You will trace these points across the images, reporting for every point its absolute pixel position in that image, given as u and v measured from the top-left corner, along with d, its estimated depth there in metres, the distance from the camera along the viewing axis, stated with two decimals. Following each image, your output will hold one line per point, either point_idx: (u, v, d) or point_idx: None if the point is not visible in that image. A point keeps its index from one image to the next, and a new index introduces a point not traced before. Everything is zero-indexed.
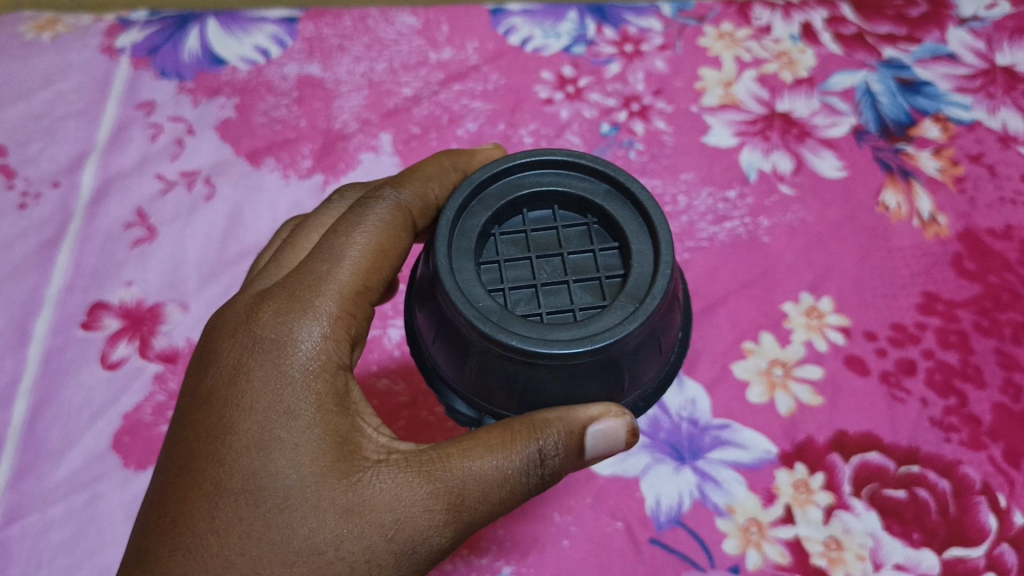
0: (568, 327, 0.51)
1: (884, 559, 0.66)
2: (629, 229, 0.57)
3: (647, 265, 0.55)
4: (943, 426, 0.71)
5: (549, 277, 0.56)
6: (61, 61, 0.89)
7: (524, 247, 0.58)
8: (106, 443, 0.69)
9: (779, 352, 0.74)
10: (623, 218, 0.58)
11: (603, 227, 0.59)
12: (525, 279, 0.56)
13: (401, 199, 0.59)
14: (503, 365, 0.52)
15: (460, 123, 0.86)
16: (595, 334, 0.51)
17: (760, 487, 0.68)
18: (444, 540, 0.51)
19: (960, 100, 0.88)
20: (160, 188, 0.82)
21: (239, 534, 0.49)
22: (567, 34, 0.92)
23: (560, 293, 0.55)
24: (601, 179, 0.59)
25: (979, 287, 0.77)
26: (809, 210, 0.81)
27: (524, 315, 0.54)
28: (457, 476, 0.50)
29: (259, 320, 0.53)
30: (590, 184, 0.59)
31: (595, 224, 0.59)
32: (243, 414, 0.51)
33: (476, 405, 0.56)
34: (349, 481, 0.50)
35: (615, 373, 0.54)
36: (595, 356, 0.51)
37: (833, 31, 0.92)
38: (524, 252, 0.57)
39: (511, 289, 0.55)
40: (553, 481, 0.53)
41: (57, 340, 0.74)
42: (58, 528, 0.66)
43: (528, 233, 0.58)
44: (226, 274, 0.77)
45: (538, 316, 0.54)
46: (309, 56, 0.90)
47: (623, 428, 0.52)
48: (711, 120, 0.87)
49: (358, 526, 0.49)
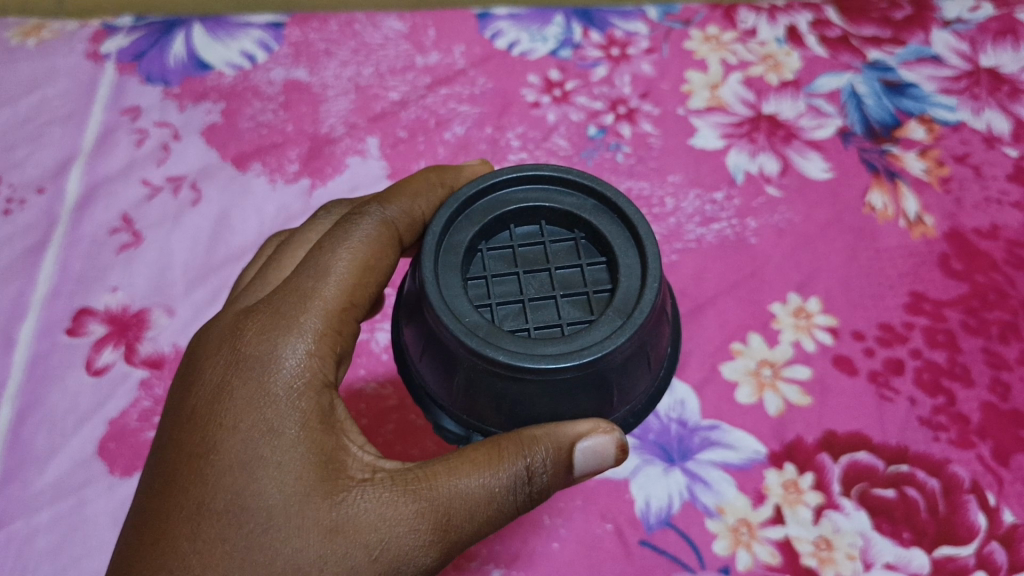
0: (556, 341, 0.51)
1: (874, 559, 0.65)
2: (616, 243, 0.57)
3: (635, 279, 0.55)
4: (931, 425, 0.71)
5: (537, 292, 0.56)
6: (46, 66, 0.89)
7: (512, 263, 0.58)
8: (92, 449, 0.69)
9: (767, 352, 0.74)
10: (610, 232, 0.58)
11: (590, 242, 0.59)
12: (513, 294, 0.56)
13: (386, 214, 0.59)
14: (491, 380, 0.52)
15: (447, 127, 0.86)
16: (583, 349, 0.51)
17: (750, 488, 0.68)
18: (430, 560, 0.50)
19: (945, 102, 0.88)
20: (146, 193, 0.82)
21: (221, 555, 0.48)
22: (553, 38, 0.93)
23: (549, 307, 0.55)
24: (587, 194, 0.59)
25: (965, 286, 0.77)
26: (796, 212, 0.81)
27: (511, 330, 0.54)
28: (443, 495, 0.50)
29: (243, 337, 0.53)
30: (577, 200, 0.59)
31: (583, 239, 0.59)
32: (226, 433, 0.50)
33: (464, 422, 0.56)
34: (333, 500, 0.50)
35: (604, 388, 0.53)
36: (583, 371, 0.51)
37: (818, 33, 0.93)
38: (511, 268, 0.57)
39: (498, 304, 0.55)
40: (541, 499, 0.52)
41: (42, 346, 0.73)
42: (43, 535, 0.65)
43: (515, 248, 0.58)
44: (213, 278, 0.77)
45: (526, 331, 0.54)
46: (295, 61, 0.90)
47: (612, 445, 0.52)
48: (698, 122, 0.87)
49: (343, 547, 0.49)
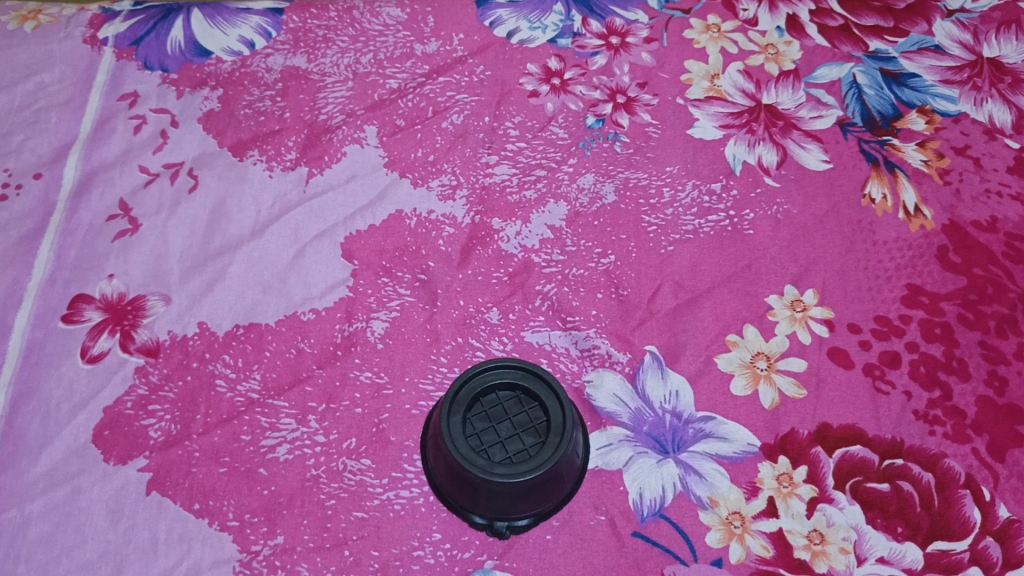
0: (507, 465, 0.61)
1: (867, 554, 0.65)
2: (537, 387, 0.65)
3: (553, 400, 0.64)
4: (927, 419, 0.70)
5: (506, 429, 0.65)
6: (44, 51, 0.89)
7: (490, 435, 0.65)
8: (86, 437, 0.69)
9: (762, 344, 0.73)
10: (533, 384, 0.66)
11: (529, 394, 0.66)
12: (490, 433, 0.65)
13: None
14: (484, 491, 0.62)
15: (445, 115, 0.86)
16: (526, 462, 0.61)
17: (743, 480, 0.68)
18: None
19: (946, 93, 0.88)
20: (143, 180, 0.81)
21: None
22: (552, 26, 0.92)
23: (518, 438, 0.64)
24: (510, 367, 0.67)
25: (963, 280, 0.77)
26: (794, 203, 0.81)
27: (493, 457, 0.63)
28: None
29: None
30: (506, 375, 0.66)
31: (527, 399, 0.66)
32: None
33: (495, 517, 0.64)
34: None
35: (560, 478, 0.63)
36: (538, 471, 0.61)
37: (819, 23, 0.93)
38: (488, 428, 0.65)
39: (484, 447, 0.64)
40: None
41: (37, 333, 0.74)
42: (37, 523, 0.66)
43: (485, 430, 0.65)
44: (210, 266, 0.77)
45: (503, 458, 0.63)
46: (294, 47, 0.90)
47: None
48: (697, 112, 0.86)
49: None
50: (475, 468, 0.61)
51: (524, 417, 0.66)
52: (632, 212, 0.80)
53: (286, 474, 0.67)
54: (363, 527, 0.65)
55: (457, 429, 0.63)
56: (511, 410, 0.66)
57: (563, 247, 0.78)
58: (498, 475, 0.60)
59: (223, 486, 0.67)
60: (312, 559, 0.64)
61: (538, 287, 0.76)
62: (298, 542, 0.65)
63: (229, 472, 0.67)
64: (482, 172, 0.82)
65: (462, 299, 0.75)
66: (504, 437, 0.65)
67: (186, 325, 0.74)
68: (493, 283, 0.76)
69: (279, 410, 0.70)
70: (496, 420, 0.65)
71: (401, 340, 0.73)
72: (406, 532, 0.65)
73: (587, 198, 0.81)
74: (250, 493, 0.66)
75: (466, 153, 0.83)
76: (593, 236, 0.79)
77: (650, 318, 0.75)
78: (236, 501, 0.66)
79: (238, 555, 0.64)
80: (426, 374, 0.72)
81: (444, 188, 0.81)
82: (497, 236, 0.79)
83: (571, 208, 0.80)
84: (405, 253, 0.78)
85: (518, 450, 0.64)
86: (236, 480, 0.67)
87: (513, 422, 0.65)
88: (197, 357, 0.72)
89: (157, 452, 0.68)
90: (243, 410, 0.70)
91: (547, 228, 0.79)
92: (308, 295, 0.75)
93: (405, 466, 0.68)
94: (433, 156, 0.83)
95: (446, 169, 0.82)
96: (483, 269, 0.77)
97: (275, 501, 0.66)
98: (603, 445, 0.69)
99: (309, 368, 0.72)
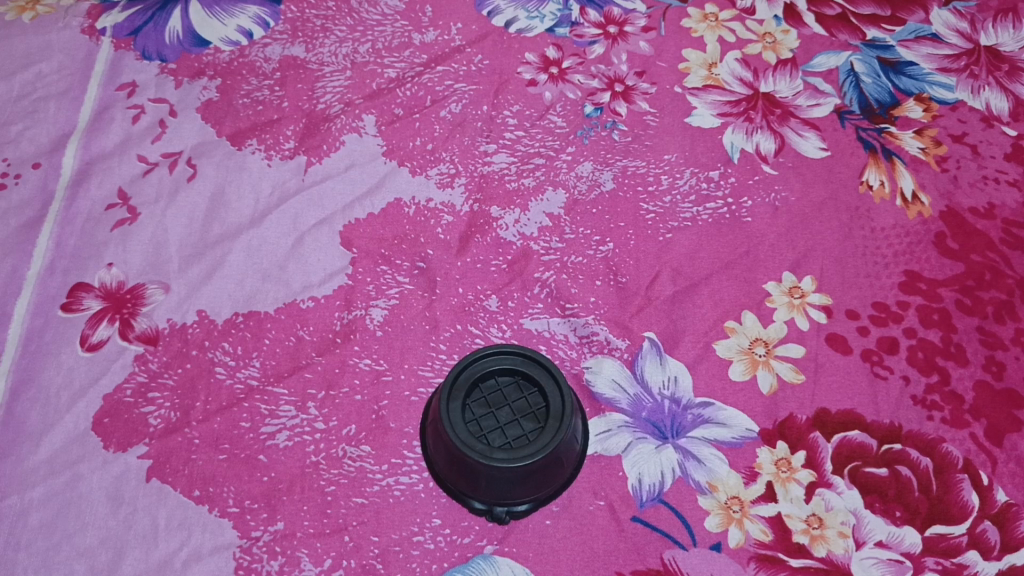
0: (507, 451, 0.61)
1: (866, 538, 0.65)
2: (537, 373, 0.65)
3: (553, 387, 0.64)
4: (925, 404, 0.71)
5: (505, 416, 0.65)
6: (41, 41, 0.89)
7: (490, 422, 0.65)
8: (86, 424, 0.69)
9: (760, 330, 0.74)
10: (533, 371, 0.66)
11: (528, 380, 0.67)
12: (490, 421, 0.65)
13: None
14: (484, 476, 0.62)
15: (443, 104, 0.86)
16: (527, 448, 0.61)
17: (742, 465, 0.68)
18: None
19: (944, 80, 0.88)
20: (142, 170, 0.81)
21: None
22: (550, 16, 0.92)
23: (517, 424, 0.65)
24: (511, 354, 0.67)
25: (961, 265, 0.77)
26: (792, 190, 0.81)
27: (494, 443, 0.63)
28: None
29: None
30: (507, 362, 0.66)
31: (527, 386, 0.67)
32: None
33: (493, 502, 0.64)
34: None
35: (558, 465, 0.63)
36: (538, 457, 0.61)
37: (816, 12, 0.93)
38: (488, 414, 0.65)
39: (484, 434, 0.64)
40: None
41: (36, 322, 0.74)
42: (37, 509, 0.66)
43: (485, 416, 0.65)
44: (209, 255, 0.77)
45: (503, 444, 0.63)
46: (292, 37, 0.90)
47: None
48: (695, 101, 0.86)
49: None
50: (474, 453, 0.61)
51: (524, 403, 0.66)
52: (631, 199, 0.80)
53: (286, 460, 0.67)
54: (363, 513, 0.65)
55: (457, 415, 0.63)
56: (510, 396, 0.66)
57: (561, 235, 0.78)
58: (498, 459, 0.60)
59: (223, 472, 0.67)
60: (312, 545, 0.64)
61: (536, 274, 0.76)
62: (298, 528, 0.65)
63: (228, 458, 0.67)
64: (482, 160, 0.82)
65: (461, 286, 0.75)
66: (503, 423, 0.65)
67: (185, 313, 0.74)
68: (492, 270, 0.76)
69: (279, 397, 0.70)
70: (495, 406, 0.66)
71: (401, 328, 0.73)
72: (406, 517, 0.65)
73: (585, 186, 0.81)
74: (250, 480, 0.67)
75: (464, 142, 0.83)
76: (592, 224, 0.79)
77: (649, 304, 0.75)
78: (237, 487, 0.66)
79: (239, 540, 0.64)
80: (426, 361, 0.72)
81: (443, 177, 0.81)
82: (496, 224, 0.79)
83: (570, 195, 0.80)
84: (404, 241, 0.78)
85: (517, 435, 0.64)
86: (235, 467, 0.67)
87: (512, 408, 0.66)
88: (197, 345, 0.72)
89: (157, 439, 0.68)
90: (242, 398, 0.70)
91: (545, 216, 0.79)
92: (306, 283, 0.75)
93: (405, 453, 0.68)
94: (432, 145, 0.83)
95: (444, 158, 0.82)
96: (482, 256, 0.77)
97: (275, 488, 0.66)
98: (602, 430, 0.69)
99: (309, 356, 0.72)
